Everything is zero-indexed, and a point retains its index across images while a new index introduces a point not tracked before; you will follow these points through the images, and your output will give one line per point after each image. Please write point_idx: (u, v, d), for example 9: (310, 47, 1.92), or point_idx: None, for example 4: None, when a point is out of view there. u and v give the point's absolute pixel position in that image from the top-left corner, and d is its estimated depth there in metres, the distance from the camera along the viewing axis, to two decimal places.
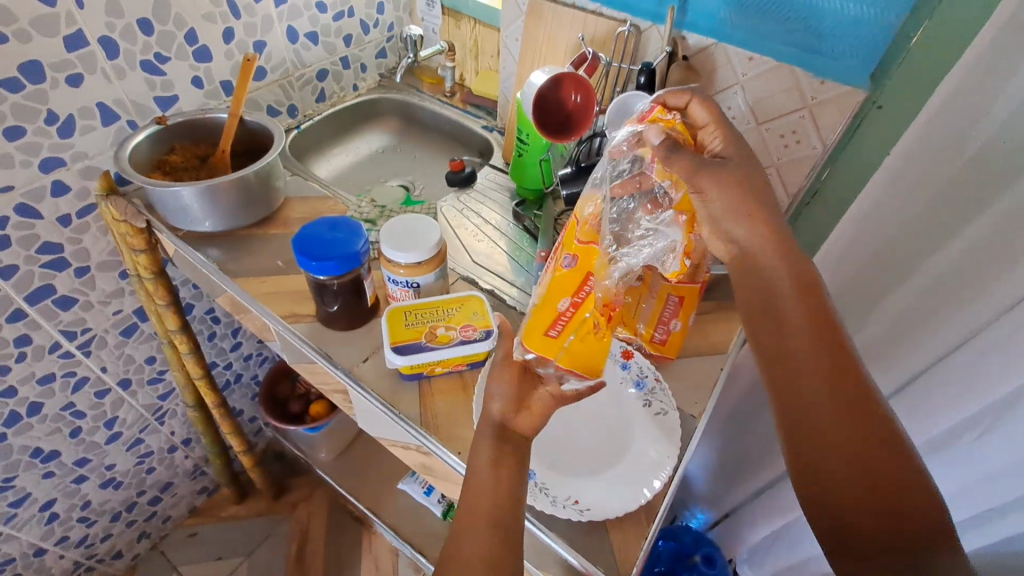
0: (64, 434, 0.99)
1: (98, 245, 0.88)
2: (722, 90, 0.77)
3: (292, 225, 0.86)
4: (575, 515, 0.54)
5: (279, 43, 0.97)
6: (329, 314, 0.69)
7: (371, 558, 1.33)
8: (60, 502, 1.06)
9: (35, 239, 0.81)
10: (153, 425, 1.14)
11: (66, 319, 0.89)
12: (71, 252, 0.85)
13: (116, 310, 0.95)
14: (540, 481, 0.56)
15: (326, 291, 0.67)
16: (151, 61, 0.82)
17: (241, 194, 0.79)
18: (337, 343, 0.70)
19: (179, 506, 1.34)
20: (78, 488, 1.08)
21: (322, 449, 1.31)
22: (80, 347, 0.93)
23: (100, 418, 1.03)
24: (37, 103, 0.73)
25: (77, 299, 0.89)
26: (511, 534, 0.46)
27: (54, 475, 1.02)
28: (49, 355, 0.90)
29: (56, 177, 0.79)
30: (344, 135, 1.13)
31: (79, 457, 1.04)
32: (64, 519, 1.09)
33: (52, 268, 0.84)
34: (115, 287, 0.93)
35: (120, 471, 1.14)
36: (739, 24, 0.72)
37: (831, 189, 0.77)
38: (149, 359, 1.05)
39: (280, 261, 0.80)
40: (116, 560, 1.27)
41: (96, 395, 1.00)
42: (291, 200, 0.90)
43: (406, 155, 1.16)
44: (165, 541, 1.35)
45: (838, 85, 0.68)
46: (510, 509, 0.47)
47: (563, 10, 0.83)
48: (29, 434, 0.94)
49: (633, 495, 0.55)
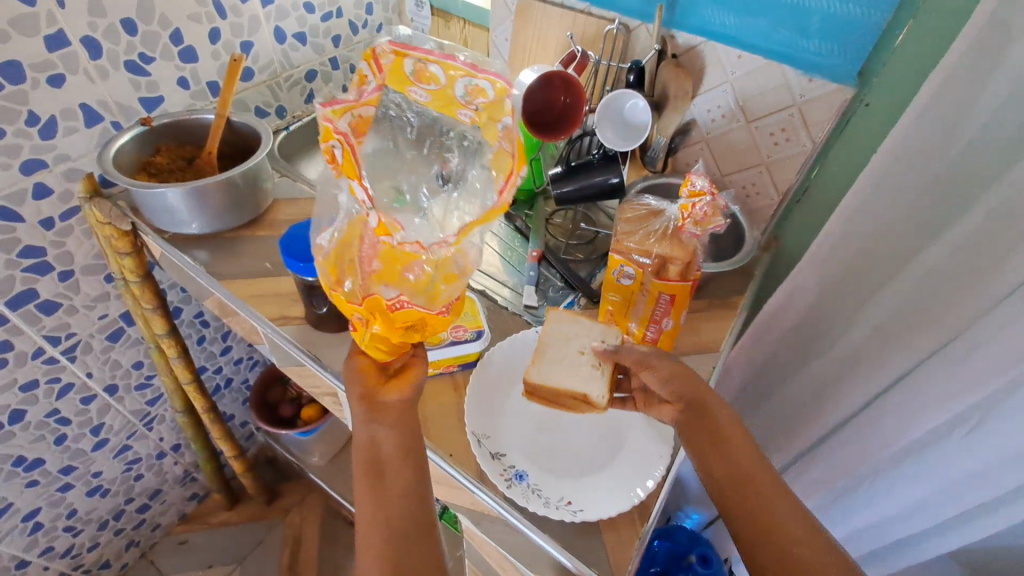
0: (49, 441, 0.97)
1: (82, 248, 0.87)
2: (711, 89, 0.77)
3: (280, 227, 0.85)
4: (567, 516, 0.53)
5: (267, 44, 0.96)
6: (318, 315, 0.69)
7: None
8: (45, 511, 1.04)
9: (16, 242, 0.79)
10: (141, 432, 1.13)
11: (50, 324, 0.87)
12: (54, 256, 0.84)
13: (101, 315, 0.94)
14: (532, 482, 0.56)
15: (315, 293, 0.66)
16: (135, 61, 0.81)
17: (229, 196, 0.78)
18: (326, 346, 0.69)
19: (168, 513, 1.32)
20: (63, 497, 1.06)
21: (315, 453, 1.31)
22: (64, 352, 0.91)
23: (86, 425, 1.01)
24: (17, 104, 0.72)
25: (60, 304, 0.88)
26: (413, 532, 0.49)
27: (39, 483, 1.00)
28: (31, 362, 0.88)
29: (38, 179, 0.77)
30: None
31: (64, 465, 1.02)
32: (49, 528, 1.07)
33: (34, 272, 0.82)
34: (100, 291, 0.92)
35: (108, 478, 1.12)
36: (727, 24, 0.72)
37: (819, 188, 0.77)
38: (137, 364, 1.04)
39: (268, 263, 0.79)
40: (104, 569, 1.24)
41: (82, 402, 0.98)
42: (279, 202, 0.89)
43: None
44: (153, 549, 1.33)
45: (825, 82, 0.69)
46: (403, 514, 0.50)
47: (552, 9, 0.82)
48: (12, 442, 0.92)
49: (626, 498, 0.54)
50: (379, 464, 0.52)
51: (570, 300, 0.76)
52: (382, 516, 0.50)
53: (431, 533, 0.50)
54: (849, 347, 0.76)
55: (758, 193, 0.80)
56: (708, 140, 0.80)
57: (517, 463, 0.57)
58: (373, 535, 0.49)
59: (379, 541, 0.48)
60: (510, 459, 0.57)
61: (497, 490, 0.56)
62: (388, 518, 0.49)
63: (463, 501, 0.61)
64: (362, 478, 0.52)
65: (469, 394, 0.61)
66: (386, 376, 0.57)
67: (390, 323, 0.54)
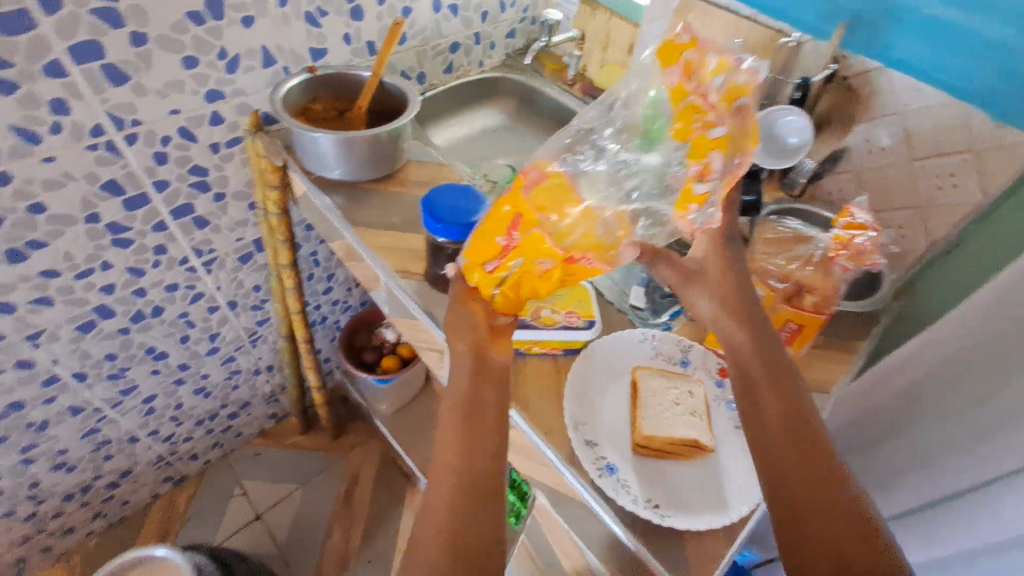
0: (176, 339, 1.09)
1: (237, 175, 0.96)
2: (878, 117, 0.72)
3: (409, 186, 0.90)
4: (653, 518, 0.54)
5: (424, 12, 1.01)
6: (438, 276, 0.73)
7: (411, 512, 1.41)
8: (160, 399, 1.17)
9: (189, 161, 0.89)
10: (246, 347, 1.24)
11: (198, 237, 0.98)
12: (213, 178, 0.93)
13: (239, 237, 1.04)
14: (622, 478, 0.57)
15: (440, 254, 0.70)
16: (313, 13, 0.88)
17: (372, 150, 0.84)
18: (440, 305, 0.73)
19: (251, 425, 1.45)
20: (176, 390, 1.19)
21: (383, 402, 1.41)
22: (204, 264, 1.02)
23: (206, 331, 1.13)
24: (213, 39, 0.80)
25: (210, 221, 0.98)
26: (488, 495, 0.48)
27: (160, 373, 1.13)
28: (178, 267, 0.99)
29: (215, 108, 0.86)
30: (462, 107, 1.18)
31: (182, 362, 1.15)
32: (159, 414, 1.20)
33: (196, 189, 0.92)
34: (243, 216, 1.02)
35: (212, 382, 1.25)
36: (916, 56, 0.67)
37: (976, 243, 0.72)
38: (255, 287, 1.15)
39: (396, 218, 0.84)
40: (191, 462, 1.39)
41: (207, 310, 1.10)
42: (411, 162, 0.94)
43: (517, 137, 1.21)
44: (232, 454, 1.47)
45: (1019, 131, 0.63)
46: (481, 471, 0.49)
47: (716, 10, 0.80)
48: (150, 332, 1.04)
49: (713, 516, 0.55)
50: (471, 417, 0.52)
51: (678, 310, 0.76)
52: (459, 468, 0.49)
53: (500, 499, 0.49)
54: (972, 418, 0.71)
55: (903, 236, 0.75)
56: (859, 171, 0.76)
57: (609, 455, 0.59)
58: (448, 487, 0.48)
59: (454, 493, 0.48)
60: (603, 450, 0.59)
61: (586, 476, 0.57)
62: (467, 470, 0.49)
63: (546, 479, 0.63)
64: (453, 423, 0.52)
65: (571, 380, 0.63)
66: (493, 332, 0.60)
67: (565, 271, 0.57)
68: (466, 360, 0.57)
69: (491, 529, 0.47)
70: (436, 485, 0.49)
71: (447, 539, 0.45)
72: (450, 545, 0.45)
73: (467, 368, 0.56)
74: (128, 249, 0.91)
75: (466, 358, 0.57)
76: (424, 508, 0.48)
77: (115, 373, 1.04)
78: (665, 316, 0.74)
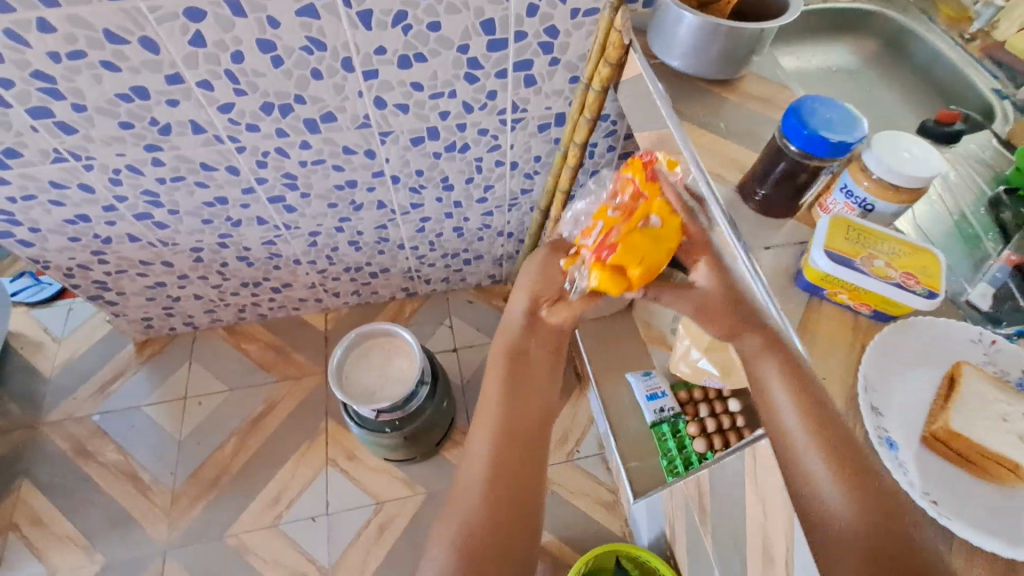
0: (464, 177, 1.27)
1: (576, 45, 1.01)
2: None
3: (744, 98, 0.87)
4: (925, 508, 0.49)
5: None
6: (756, 192, 0.70)
7: (572, 409, 1.53)
8: (431, 222, 1.40)
9: (549, 19, 0.96)
10: (504, 208, 1.39)
11: (521, 94, 1.09)
12: (558, 42, 1.00)
13: (549, 106, 1.13)
14: (900, 457, 0.52)
15: (774, 169, 0.67)
16: None
17: (727, 48, 0.81)
18: (745, 219, 0.71)
19: (475, 276, 1.67)
20: (443, 221, 1.40)
21: None
22: (513, 120, 1.14)
23: (486, 180, 1.29)
24: None
25: (536, 82, 1.07)
26: (517, 437, 0.72)
27: (441, 201, 1.33)
28: (495, 115, 1.12)
29: None
30: (818, 36, 1.02)
31: (459, 199, 1.34)
32: (425, 235, 1.44)
33: (541, 49, 1.00)
34: (561, 87, 1.09)
35: (468, 226, 1.44)
36: None
37: None
38: (538, 157, 1.25)
39: (723, 125, 0.83)
40: (425, 284, 1.66)
41: (496, 162, 1.24)
42: (749, 76, 0.89)
43: (862, 85, 1.00)
44: (452, 293, 1.72)
45: None
46: (511, 415, 0.73)
47: None
48: (451, 164, 1.22)
49: (1004, 544, 0.47)
50: (509, 363, 0.77)
51: None
52: (501, 412, 0.73)
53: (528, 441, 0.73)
54: None
55: None
56: None
57: (891, 430, 0.53)
58: (491, 424, 0.73)
59: (494, 430, 0.72)
60: (887, 422, 0.54)
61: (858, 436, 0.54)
62: (501, 415, 0.73)
63: None
64: (494, 372, 0.77)
65: (875, 339, 0.57)
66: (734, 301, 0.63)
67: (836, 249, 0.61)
68: (522, 309, 0.81)
69: (522, 467, 0.71)
70: (483, 423, 0.73)
71: (488, 488, 0.68)
72: (490, 467, 0.69)
73: (505, 361, 0.77)
74: (472, 85, 1.05)
75: (523, 305, 0.81)
76: (465, 479, 0.70)
77: (415, 187, 1.26)
78: (1008, 328, 0.62)
